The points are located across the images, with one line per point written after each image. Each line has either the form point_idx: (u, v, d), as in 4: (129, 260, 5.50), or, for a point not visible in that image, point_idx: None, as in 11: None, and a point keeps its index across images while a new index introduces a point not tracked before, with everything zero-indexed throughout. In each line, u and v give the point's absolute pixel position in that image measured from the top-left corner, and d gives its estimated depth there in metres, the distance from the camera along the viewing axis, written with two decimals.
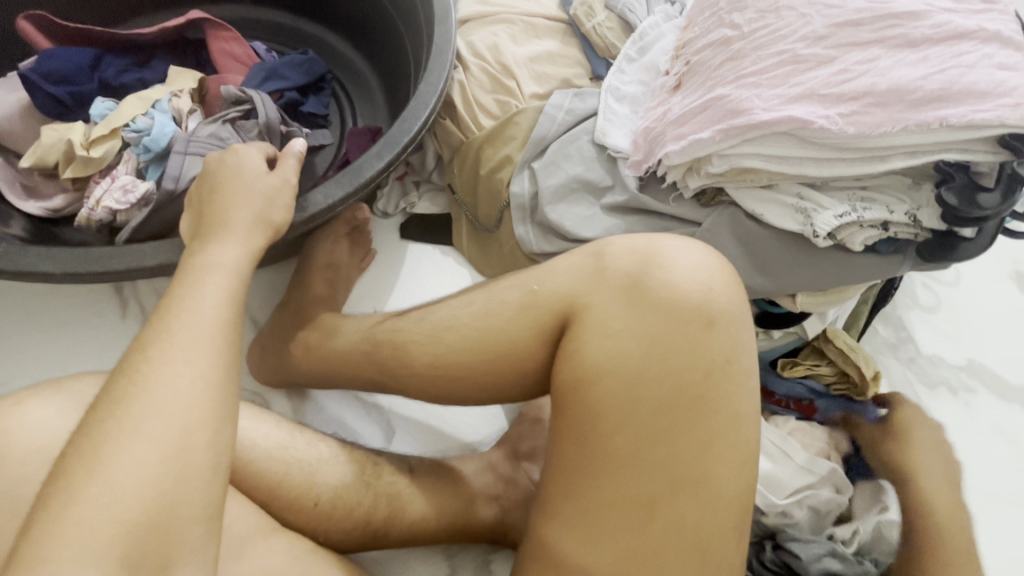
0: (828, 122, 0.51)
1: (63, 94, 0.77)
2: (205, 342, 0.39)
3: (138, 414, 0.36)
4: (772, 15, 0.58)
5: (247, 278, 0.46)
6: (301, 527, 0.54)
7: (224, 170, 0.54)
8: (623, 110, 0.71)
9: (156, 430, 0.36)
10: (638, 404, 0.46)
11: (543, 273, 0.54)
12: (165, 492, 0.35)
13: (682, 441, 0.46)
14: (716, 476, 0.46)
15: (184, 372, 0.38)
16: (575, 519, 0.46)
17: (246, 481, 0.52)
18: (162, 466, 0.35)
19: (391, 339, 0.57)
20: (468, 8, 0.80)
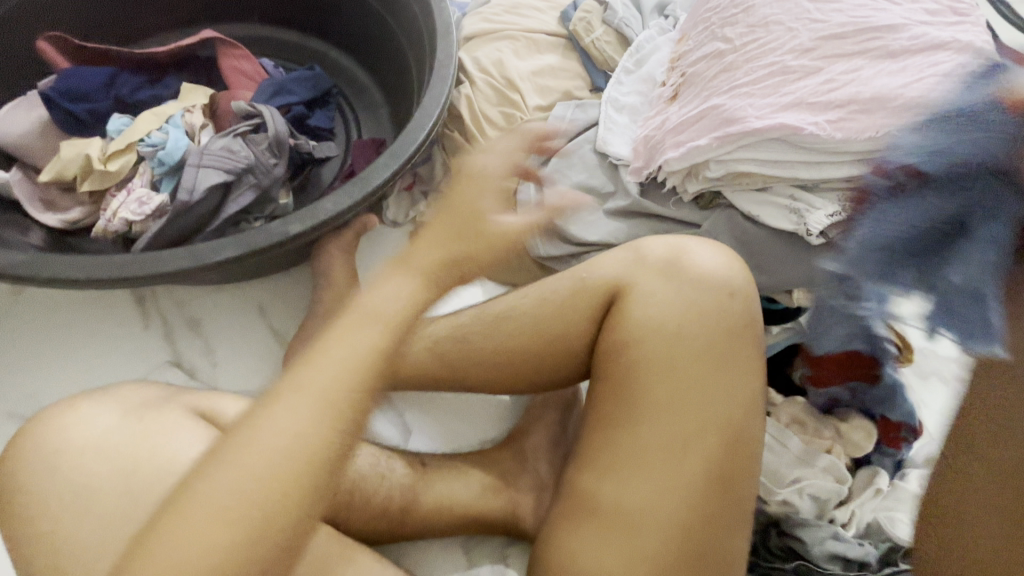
0: (817, 129, 0.55)
1: (80, 112, 0.79)
2: (318, 403, 0.46)
3: (262, 446, 0.44)
4: (762, 29, 0.62)
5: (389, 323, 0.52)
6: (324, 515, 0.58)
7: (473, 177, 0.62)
8: (623, 119, 0.74)
9: (272, 458, 0.44)
10: (672, 361, 0.52)
11: (591, 264, 0.60)
12: (269, 510, 0.43)
13: (710, 393, 0.51)
14: (739, 421, 0.51)
15: (291, 419, 0.45)
16: (613, 462, 0.50)
17: None
18: (269, 486, 0.43)
19: (448, 334, 0.62)
20: (472, 26, 0.84)
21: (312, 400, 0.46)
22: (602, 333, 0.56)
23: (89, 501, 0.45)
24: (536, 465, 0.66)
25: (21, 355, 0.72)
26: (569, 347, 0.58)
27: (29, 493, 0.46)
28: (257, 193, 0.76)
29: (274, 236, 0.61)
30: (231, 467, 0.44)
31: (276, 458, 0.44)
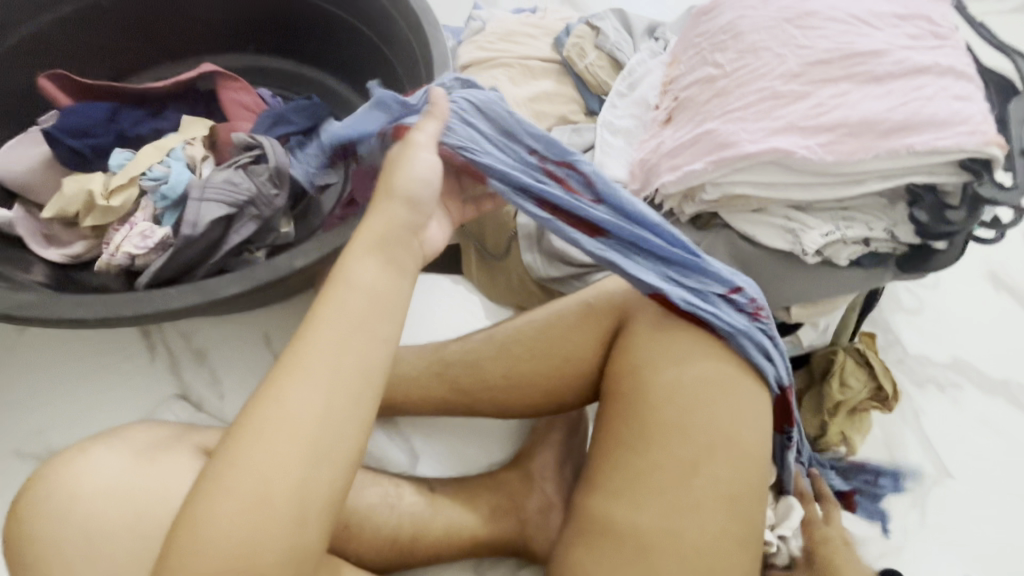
0: (808, 152, 0.56)
1: (81, 148, 0.79)
2: (318, 383, 0.42)
3: (263, 427, 0.41)
4: (751, 55, 0.64)
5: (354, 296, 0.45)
6: (336, 546, 0.58)
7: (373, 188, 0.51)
8: (617, 142, 0.77)
9: (275, 437, 0.40)
10: (659, 375, 0.53)
11: (594, 288, 0.61)
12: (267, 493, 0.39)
13: (688, 396, 0.51)
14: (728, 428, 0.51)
15: (298, 397, 0.41)
16: (624, 484, 0.51)
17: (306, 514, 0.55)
18: (265, 468, 0.40)
19: (460, 359, 0.63)
20: (467, 54, 0.85)
21: (320, 377, 0.42)
22: (610, 359, 0.57)
23: (102, 547, 0.45)
24: (543, 488, 0.66)
25: (26, 394, 0.72)
26: (575, 369, 0.59)
27: (39, 540, 0.46)
28: (259, 223, 0.77)
29: (277, 269, 0.62)
30: (233, 458, 0.40)
31: (308, 432, 0.41)
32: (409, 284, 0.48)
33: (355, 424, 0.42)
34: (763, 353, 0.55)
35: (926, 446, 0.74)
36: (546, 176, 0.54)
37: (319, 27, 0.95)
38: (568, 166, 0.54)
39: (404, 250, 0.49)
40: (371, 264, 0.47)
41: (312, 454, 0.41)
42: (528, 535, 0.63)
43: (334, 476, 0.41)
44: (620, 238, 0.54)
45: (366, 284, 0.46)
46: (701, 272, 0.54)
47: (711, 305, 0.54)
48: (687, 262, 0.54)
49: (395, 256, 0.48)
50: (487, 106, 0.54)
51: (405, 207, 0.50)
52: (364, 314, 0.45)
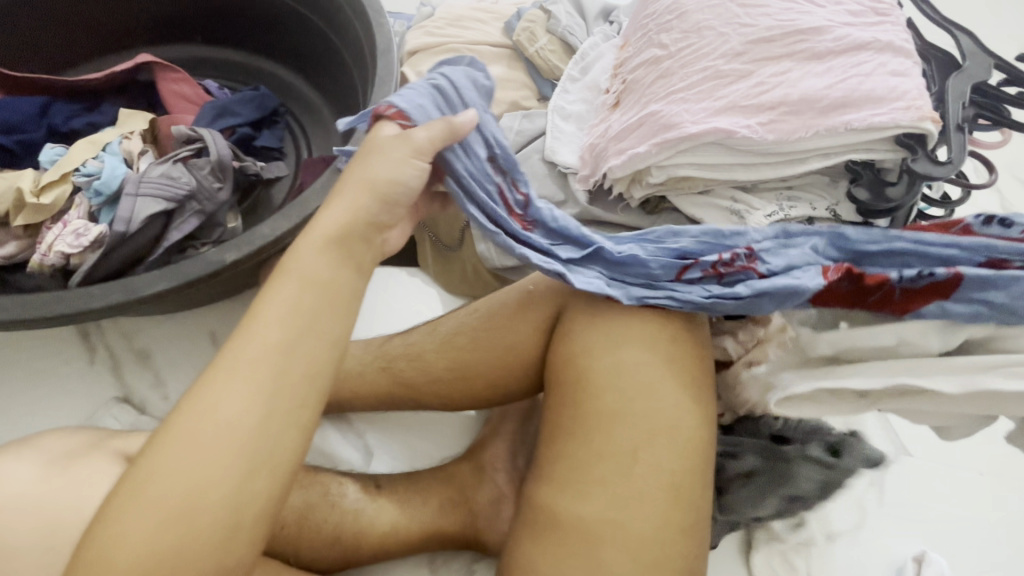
0: (749, 131, 0.55)
1: (7, 144, 0.76)
2: (241, 391, 0.40)
3: (180, 435, 0.39)
4: (695, 35, 0.62)
5: (294, 295, 0.43)
6: (274, 544, 0.57)
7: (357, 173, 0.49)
8: (569, 127, 0.75)
9: (191, 443, 0.38)
10: (608, 365, 0.51)
11: (538, 275, 0.60)
12: (176, 504, 0.37)
13: (636, 382, 0.51)
14: (676, 415, 0.50)
15: (223, 402, 0.39)
16: (568, 475, 0.50)
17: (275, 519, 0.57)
18: (183, 478, 0.38)
19: (407, 352, 0.62)
20: (415, 40, 0.83)
21: (259, 378, 0.40)
22: (552, 347, 0.56)
23: (20, 558, 0.43)
24: (495, 478, 0.65)
25: None
26: (519, 358, 0.58)
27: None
28: (201, 218, 0.75)
29: (210, 264, 0.60)
30: (154, 463, 0.38)
31: (240, 438, 0.39)
32: (362, 280, 0.47)
33: (295, 427, 0.41)
34: (740, 308, 0.54)
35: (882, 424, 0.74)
36: (493, 191, 0.55)
37: (264, 15, 0.92)
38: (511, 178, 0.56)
39: (365, 247, 0.47)
40: (325, 257, 0.45)
41: (245, 461, 0.39)
42: (479, 527, 0.62)
43: (271, 484, 0.39)
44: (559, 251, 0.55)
45: (312, 276, 0.44)
46: (640, 269, 0.55)
47: (663, 291, 0.54)
48: (629, 263, 0.55)
49: (352, 251, 0.46)
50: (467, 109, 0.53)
51: (377, 203, 0.48)
52: (310, 310, 0.43)
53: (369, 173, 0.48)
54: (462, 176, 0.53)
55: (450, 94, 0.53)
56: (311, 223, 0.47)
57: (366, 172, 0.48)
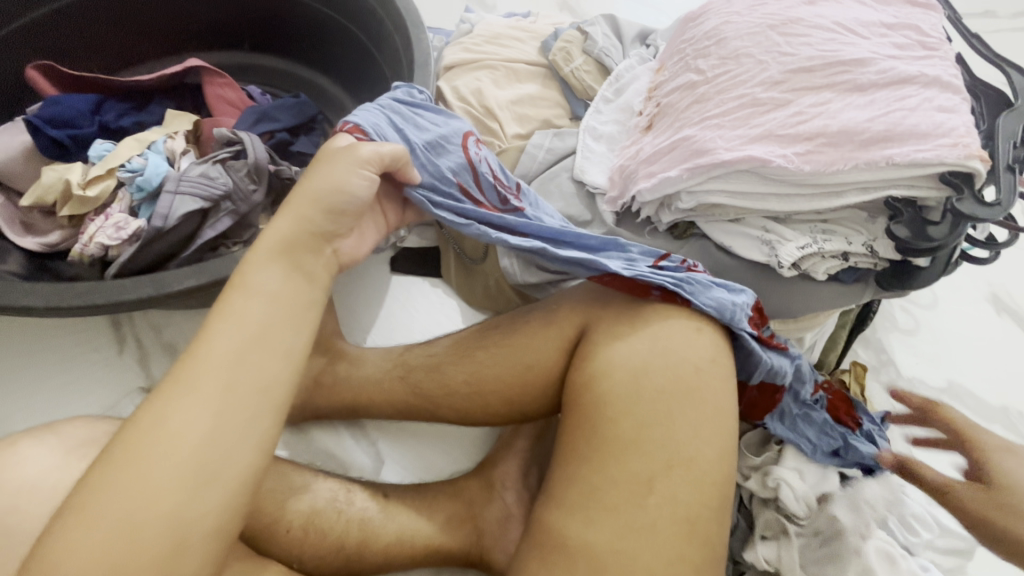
0: (785, 161, 0.54)
1: (60, 138, 0.78)
2: (209, 405, 0.41)
3: (155, 445, 0.39)
4: (733, 62, 0.62)
5: (269, 314, 0.46)
6: (277, 551, 0.55)
7: (309, 184, 0.52)
8: (599, 148, 0.76)
9: (168, 452, 0.39)
10: (610, 391, 0.51)
11: (561, 296, 0.60)
12: (146, 514, 0.37)
13: (634, 414, 0.49)
14: (685, 450, 0.49)
15: (195, 414, 0.41)
16: (581, 500, 0.48)
17: (273, 525, 0.56)
18: (162, 489, 0.38)
19: (425, 363, 0.62)
20: (452, 55, 0.84)
21: (207, 393, 0.41)
22: (572, 367, 0.55)
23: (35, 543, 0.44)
24: (503, 498, 0.64)
25: None
26: (536, 376, 0.57)
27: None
28: (234, 219, 0.77)
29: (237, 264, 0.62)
30: (135, 470, 0.38)
31: (199, 452, 0.40)
32: (317, 290, 0.50)
33: (249, 443, 0.42)
34: (717, 304, 0.55)
35: None
36: (458, 192, 0.62)
37: (309, 25, 0.95)
38: (485, 156, 0.66)
39: (312, 256, 0.51)
40: (273, 271, 0.48)
41: (198, 475, 0.39)
42: (483, 544, 0.62)
43: (224, 496, 0.40)
44: (542, 238, 0.61)
45: (268, 293, 0.47)
46: (622, 253, 0.60)
47: (644, 270, 0.57)
48: (610, 248, 0.60)
49: (302, 262, 0.50)
50: (427, 115, 0.65)
51: (322, 213, 0.51)
52: (262, 321, 0.45)
53: (315, 187, 0.52)
54: (430, 182, 0.60)
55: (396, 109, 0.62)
56: (259, 237, 0.50)
57: (310, 191, 0.52)
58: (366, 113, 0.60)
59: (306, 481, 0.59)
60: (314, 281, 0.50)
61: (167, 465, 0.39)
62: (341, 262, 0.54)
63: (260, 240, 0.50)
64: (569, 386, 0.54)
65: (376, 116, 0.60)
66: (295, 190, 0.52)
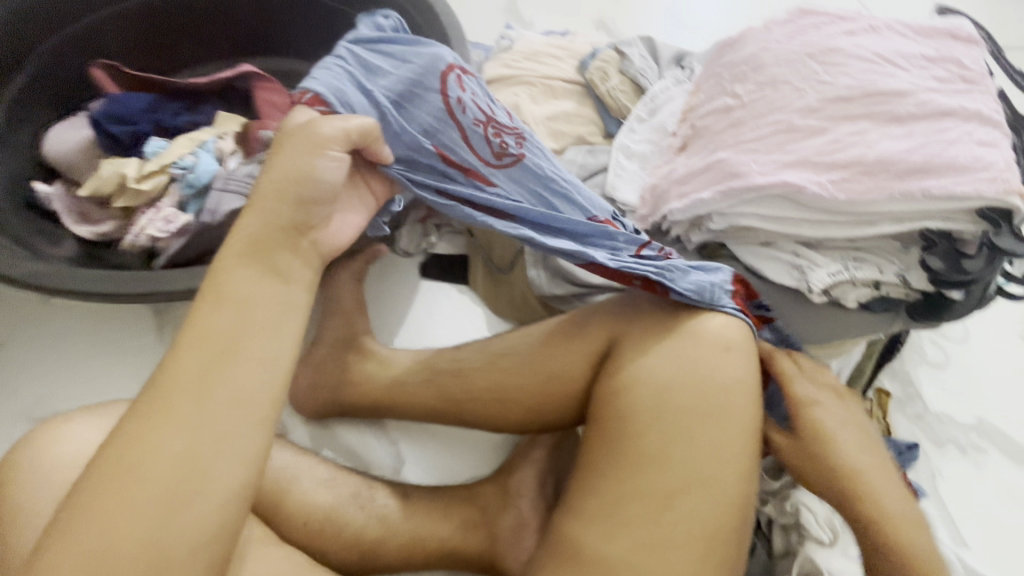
0: (820, 189, 0.55)
1: (120, 135, 0.83)
2: (184, 423, 0.40)
3: (129, 465, 0.39)
4: (770, 88, 0.63)
5: (243, 322, 0.44)
6: (299, 542, 0.57)
7: (271, 178, 0.49)
8: (632, 166, 0.77)
9: (142, 475, 0.38)
10: (631, 405, 0.51)
11: (589, 309, 0.61)
12: (121, 537, 0.37)
13: (653, 430, 0.50)
14: (701, 475, 0.49)
15: (168, 433, 0.40)
16: (600, 511, 0.49)
17: (295, 518, 0.57)
18: (139, 510, 0.38)
19: (452, 368, 0.63)
20: (492, 70, 0.86)
21: (180, 412, 0.40)
22: (598, 380, 0.55)
23: None
24: (519, 506, 0.65)
25: (37, 361, 0.75)
26: (563, 386, 0.58)
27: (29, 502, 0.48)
28: None
29: None
30: (111, 490, 0.38)
31: (173, 471, 0.39)
32: (293, 290, 0.47)
33: (228, 461, 0.41)
34: (698, 286, 0.56)
35: (942, 512, 0.70)
36: (443, 164, 0.60)
37: None
38: (473, 97, 0.61)
39: (286, 252, 0.48)
40: (244, 273, 0.45)
41: (175, 494, 0.39)
42: (498, 550, 0.62)
43: (206, 512, 0.39)
44: (529, 219, 0.61)
45: (243, 300, 0.44)
46: (608, 240, 0.61)
47: (628, 260, 0.59)
48: (596, 234, 0.61)
49: (274, 261, 0.47)
50: (394, 49, 0.59)
51: (289, 204, 0.48)
52: (234, 330, 0.43)
53: (279, 174, 0.49)
54: (408, 155, 0.59)
55: (359, 58, 0.58)
56: (228, 238, 0.48)
57: (270, 183, 0.49)
58: (325, 74, 0.56)
59: (331, 475, 0.60)
60: (284, 280, 0.47)
61: (139, 485, 0.38)
62: (321, 253, 0.52)
63: (231, 241, 0.47)
64: (593, 398, 0.55)
65: (331, 76, 0.55)
66: (263, 184, 0.49)
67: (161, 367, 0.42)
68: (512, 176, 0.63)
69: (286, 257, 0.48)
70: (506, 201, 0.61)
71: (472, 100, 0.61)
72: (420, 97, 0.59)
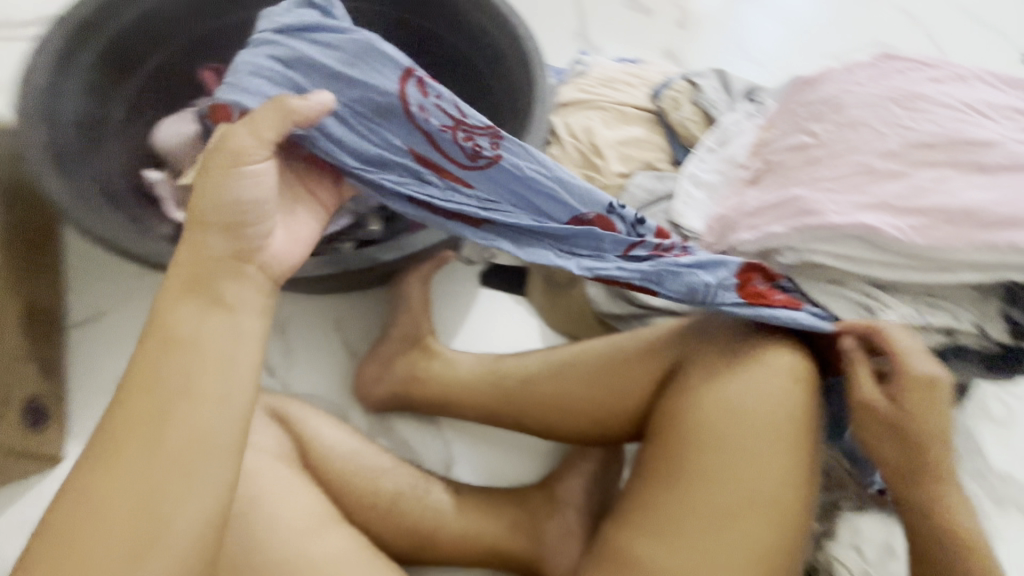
0: (898, 233, 0.56)
1: None
2: (146, 469, 0.42)
3: (94, 516, 0.41)
4: (850, 129, 0.64)
5: (192, 363, 0.45)
6: (360, 522, 0.61)
7: (198, 203, 0.49)
8: (699, 194, 0.79)
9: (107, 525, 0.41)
10: (692, 425, 0.53)
11: (657, 327, 0.62)
12: None
13: (709, 454, 0.51)
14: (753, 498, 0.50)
15: (127, 480, 0.42)
16: (658, 526, 0.50)
17: (358, 500, 0.61)
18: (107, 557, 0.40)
19: (518, 373, 0.66)
20: (566, 93, 0.90)
21: (136, 459, 0.42)
22: (663, 397, 0.57)
23: None
24: (565, 515, 0.66)
25: (123, 333, 0.80)
26: (620, 398, 0.60)
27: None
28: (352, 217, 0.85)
29: (367, 259, 0.70)
30: (75, 541, 0.41)
31: (135, 517, 0.41)
32: (245, 318, 0.48)
33: (191, 502, 0.43)
34: (688, 287, 0.58)
35: None
36: (413, 164, 0.59)
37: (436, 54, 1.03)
38: (439, 103, 0.60)
39: (233, 279, 0.48)
40: (186, 311, 0.46)
41: (139, 540, 0.41)
42: (542, 554, 0.64)
43: (187, 538, 0.42)
44: (505, 223, 0.60)
45: (189, 341, 0.45)
46: (591, 241, 0.60)
47: (612, 264, 0.60)
48: (579, 236, 0.60)
49: (215, 292, 0.47)
50: (329, 40, 0.58)
51: (218, 233, 0.49)
52: (184, 371, 0.44)
53: (210, 203, 0.49)
54: (367, 157, 0.58)
55: (297, 58, 0.57)
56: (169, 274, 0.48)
57: (200, 213, 0.49)
58: (253, 75, 0.57)
59: (394, 463, 0.63)
60: (226, 311, 0.47)
61: (104, 534, 0.41)
62: (274, 277, 0.52)
63: (172, 275, 0.48)
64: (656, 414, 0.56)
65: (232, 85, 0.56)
66: (197, 220, 0.49)
67: (110, 419, 0.44)
68: (486, 174, 0.60)
69: (226, 287, 0.48)
70: (478, 206, 0.60)
71: (438, 106, 0.59)
72: (373, 101, 0.58)
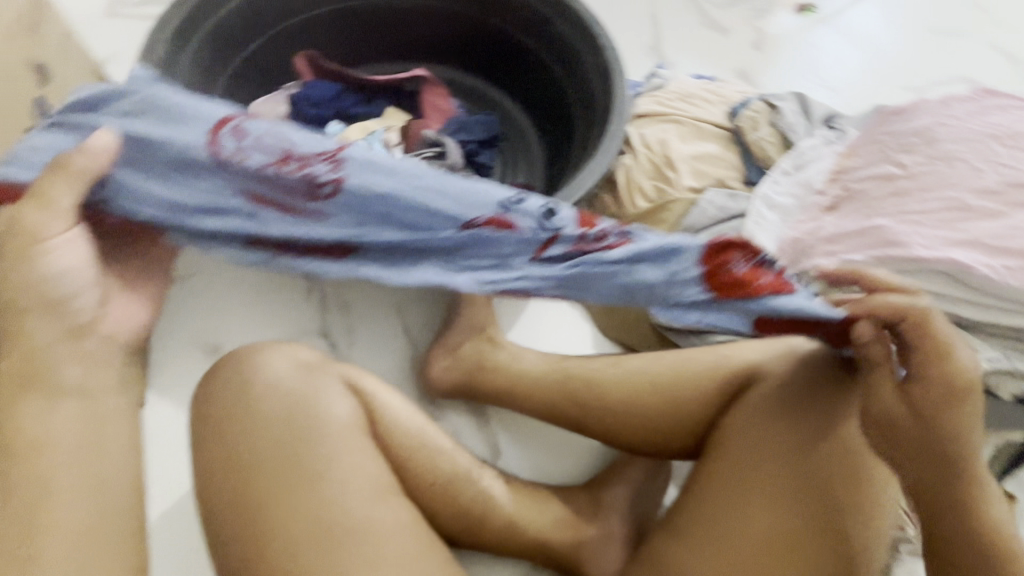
0: (991, 271, 0.56)
1: (311, 117, 0.96)
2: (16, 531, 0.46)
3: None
4: (942, 163, 0.63)
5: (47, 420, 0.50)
6: (417, 498, 0.62)
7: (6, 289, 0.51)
8: (772, 216, 0.78)
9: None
10: (751, 449, 0.57)
11: (732, 347, 0.65)
12: None
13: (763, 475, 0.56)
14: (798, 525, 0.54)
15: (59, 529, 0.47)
16: (726, 541, 0.55)
17: (412, 478, 0.61)
18: None
19: (585, 375, 0.67)
20: (644, 105, 0.91)
21: (57, 517, 0.47)
22: (731, 416, 0.60)
23: (266, 431, 0.56)
24: (610, 519, 0.67)
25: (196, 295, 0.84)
26: (682, 411, 0.63)
27: (215, 423, 0.57)
28: None
29: None
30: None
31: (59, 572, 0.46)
32: (108, 400, 0.54)
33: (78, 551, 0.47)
34: (620, 286, 0.57)
35: None
36: (247, 204, 0.54)
37: (515, 57, 1.06)
38: (255, 139, 0.53)
39: (74, 344, 0.53)
40: (33, 401, 0.51)
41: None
42: (584, 556, 0.65)
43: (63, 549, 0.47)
44: (376, 250, 0.56)
45: (58, 419, 0.51)
46: (490, 250, 0.57)
47: (513, 273, 0.57)
48: (470, 243, 0.56)
49: (48, 383, 0.51)
50: (150, 114, 0.54)
51: (40, 316, 0.52)
52: (56, 437, 0.50)
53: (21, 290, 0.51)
54: (207, 212, 0.54)
55: (86, 126, 0.55)
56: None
57: (12, 302, 0.51)
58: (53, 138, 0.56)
59: (453, 446, 0.65)
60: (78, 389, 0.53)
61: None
62: (120, 342, 0.58)
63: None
64: (723, 432, 0.60)
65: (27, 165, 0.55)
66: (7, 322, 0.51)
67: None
68: (338, 201, 0.54)
69: (61, 373, 0.52)
70: (341, 230, 0.55)
71: (251, 148, 0.53)
72: (174, 150, 0.53)
